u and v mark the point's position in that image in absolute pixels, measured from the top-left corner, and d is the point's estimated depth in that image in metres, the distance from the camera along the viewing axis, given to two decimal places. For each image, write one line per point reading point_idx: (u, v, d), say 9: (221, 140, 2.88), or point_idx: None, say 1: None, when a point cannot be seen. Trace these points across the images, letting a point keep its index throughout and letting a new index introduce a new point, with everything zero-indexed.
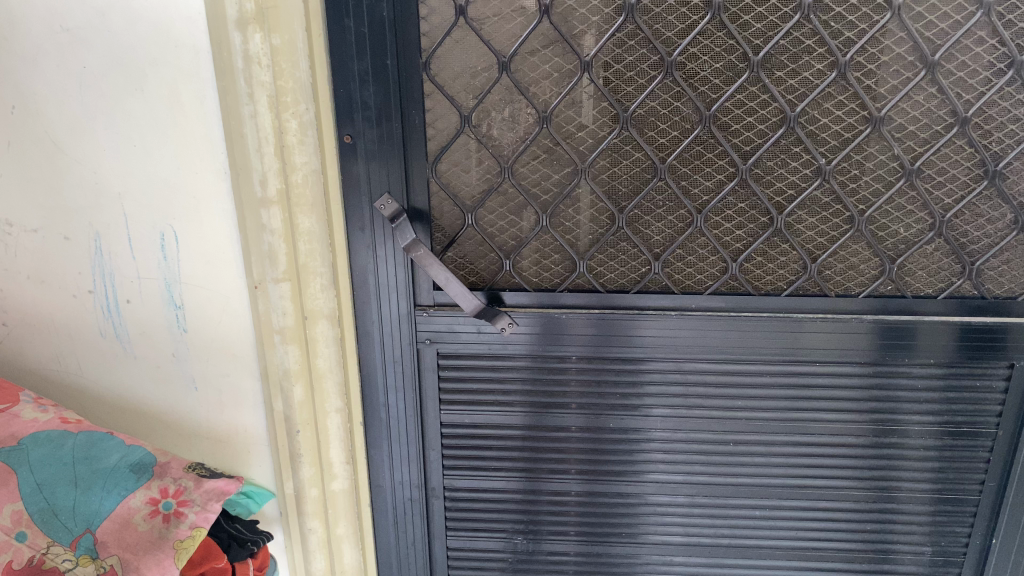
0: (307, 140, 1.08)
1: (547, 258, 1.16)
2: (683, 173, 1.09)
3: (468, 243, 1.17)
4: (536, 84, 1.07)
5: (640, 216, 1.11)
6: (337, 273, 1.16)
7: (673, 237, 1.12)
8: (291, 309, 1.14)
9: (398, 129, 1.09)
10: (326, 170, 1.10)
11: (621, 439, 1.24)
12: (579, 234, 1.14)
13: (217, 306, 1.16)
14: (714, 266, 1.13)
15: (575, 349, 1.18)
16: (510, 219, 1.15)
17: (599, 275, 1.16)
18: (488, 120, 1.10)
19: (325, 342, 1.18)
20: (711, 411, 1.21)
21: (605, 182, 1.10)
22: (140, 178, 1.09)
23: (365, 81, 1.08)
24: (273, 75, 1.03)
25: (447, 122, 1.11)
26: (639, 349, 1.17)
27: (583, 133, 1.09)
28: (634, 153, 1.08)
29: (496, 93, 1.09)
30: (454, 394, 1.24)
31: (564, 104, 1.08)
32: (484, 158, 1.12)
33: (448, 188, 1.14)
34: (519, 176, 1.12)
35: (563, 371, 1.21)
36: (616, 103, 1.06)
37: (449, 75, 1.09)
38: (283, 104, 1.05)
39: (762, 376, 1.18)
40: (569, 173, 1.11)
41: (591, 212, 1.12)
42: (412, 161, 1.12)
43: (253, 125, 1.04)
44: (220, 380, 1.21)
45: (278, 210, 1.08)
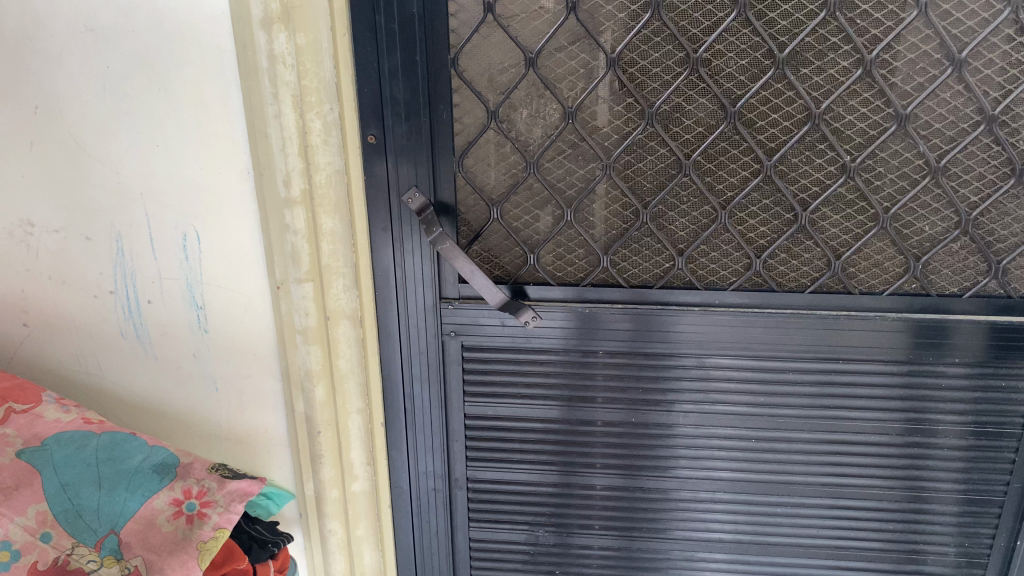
0: (332, 140, 1.07)
1: (571, 254, 1.16)
2: (708, 169, 1.08)
3: (492, 237, 1.17)
4: (562, 81, 1.07)
5: (664, 212, 1.11)
6: (360, 272, 1.16)
7: (697, 234, 1.12)
8: (313, 310, 1.14)
9: (424, 127, 1.09)
10: (349, 170, 1.10)
11: (646, 434, 1.24)
12: (603, 231, 1.13)
13: (238, 306, 1.16)
14: (739, 262, 1.13)
15: (600, 344, 1.18)
16: (533, 214, 1.14)
17: (622, 271, 1.15)
18: (513, 116, 1.10)
19: (347, 342, 1.18)
20: (736, 407, 1.20)
21: (630, 178, 1.10)
22: (163, 178, 1.10)
23: (393, 77, 1.07)
24: (298, 75, 1.03)
25: (474, 118, 1.10)
26: (664, 344, 1.17)
27: (608, 129, 1.08)
28: (659, 150, 1.08)
29: (522, 90, 1.08)
30: (478, 388, 1.24)
31: (590, 100, 1.07)
32: (509, 154, 1.12)
33: (473, 183, 1.14)
34: (544, 171, 1.12)
35: (587, 366, 1.20)
36: (640, 99, 1.06)
37: (475, 72, 1.08)
38: (308, 104, 1.05)
39: (787, 372, 1.17)
40: (593, 169, 1.11)
41: (615, 208, 1.12)
42: (437, 159, 1.12)
43: (276, 125, 1.04)
44: (241, 381, 1.22)
45: (301, 211, 1.09)
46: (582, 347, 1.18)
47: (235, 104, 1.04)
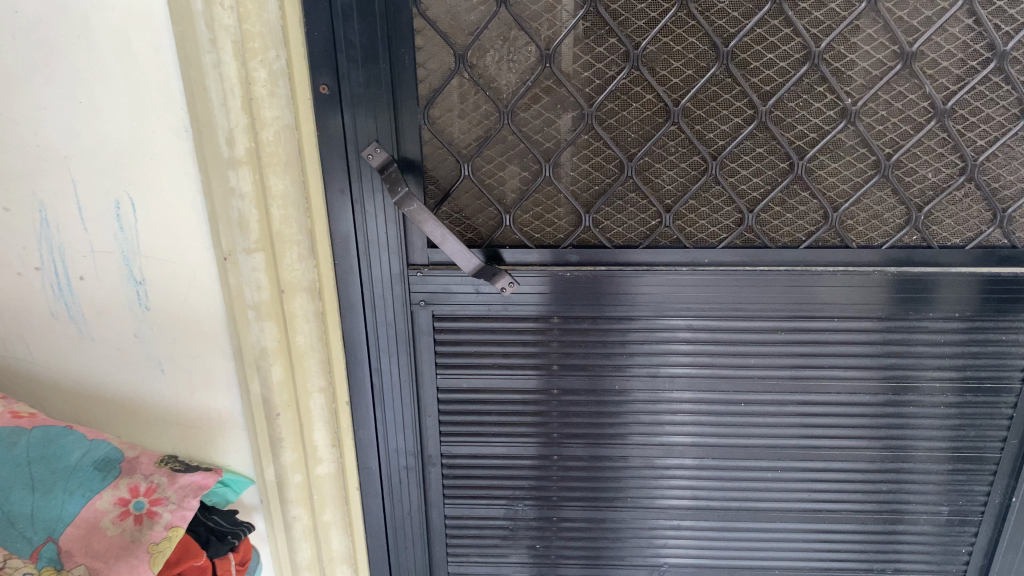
0: (279, 92, 0.96)
1: (549, 213, 1.06)
2: (698, 116, 0.99)
3: (463, 196, 1.06)
4: (538, 20, 0.96)
5: (650, 164, 1.02)
6: (316, 240, 1.05)
7: (686, 187, 1.03)
8: (265, 283, 1.04)
9: (382, 74, 0.98)
10: (300, 125, 0.99)
11: (629, 402, 1.16)
12: (585, 186, 1.04)
13: (182, 279, 1.07)
14: (730, 218, 1.04)
15: (582, 309, 1.09)
16: (507, 170, 1.04)
17: (605, 230, 1.06)
18: (484, 59, 0.99)
19: (305, 318, 1.08)
20: (724, 371, 1.13)
21: (613, 127, 1.00)
22: (91, 141, 0.98)
23: (348, 18, 0.95)
24: (239, 18, 0.91)
25: (441, 63, 0.99)
26: (649, 307, 1.08)
27: (587, 74, 0.98)
28: (643, 96, 0.98)
29: (494, 29, 0.97)
30: (451, 359, 1.14)
31: (568, 42, 0.97)
32: (481, 103, 1.01)
33: (441, 136, 1.02)
34: (519, 122, 1.01)
35: (568, 332, 1.12)
36: (625, 39, 0.95)
37: (438, 9, 0.97)
38: (250, 51, 0.93)
39: (778, 333, 1.10)
40: (573, 120, 1.01)
41: (597, 161, 1.02)
42: (399, 111, 1.01)
43: (216, 77, 0.93)
44: (189, 362, 1.13)
45: (248, 172, 0.98)
46: (563, 314, 1.10)
47: (169, 54, 0.93)
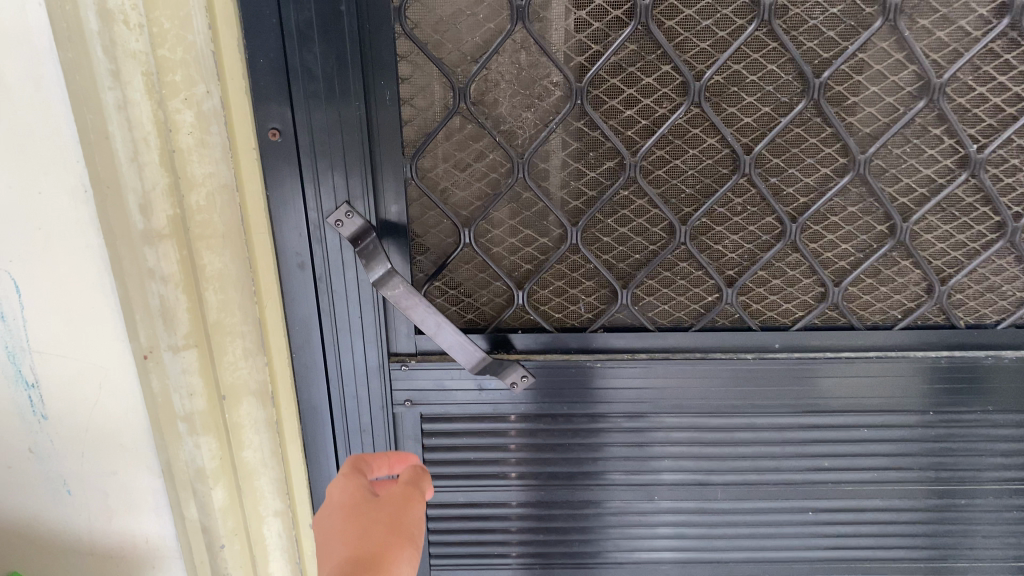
0: (212, 140, 0.70)
1: (573, 289, 0.81)
2: (774, 166, 0.75)
3: (462, 268, 0.81)
4: (566, 42, 0.70)
5: (710, 226, 0.78)
6: (266, 331, 0.80)
7: (754, 255, 0.79)
8: (200, 386, 0.78)
9: (354, 113, 0.72)
10: (242, 184, 0.73)
11: (667, 514, 0.92)
12: (622, 255, 0.79)
13: (89, 383, 0.81)
14: (808, 293, 0.81)
15: (615, 407, 0.85)
16: (519, 235, 0.79)
17: (647, 309, 0.82)
18: (492, 93, 0.73)
19: (254, 428, 0.83)
20: (789, 475, 0.89)
21: (662, 181, 0.76)
22: None
23: (307, 39, 0.70)
24: (152, 42, 0.65)
25: (432, 99, 0.74)
26: (702, 404, 0.85)
27: (630, 113, 0.73)
28: (704, 140, 0.74)
29: (507, 54, 0.72)
30: (445, 469, 0.89)
31: (606, 71, 0.71)
32: (486, 150, 0.76)
33: (434, 192, 0.77)
34: (538, 175, 0.76)
35: (596, 435, 0.87)
36: (683, 66, 0.71)
37: (429, 25, 0.71)
38: (170, 86, 0.67)
39: (862, 434, 0.87)
40: (610, 171, 0.75)
41: (639, 224, 0.78)
42: (377, 161, 0.75)
43: (123, 120, 0.67)
44: (103, 481, 0.86)
45: (172, 247, 0.72)
46: (590, 413, 0.85)
47: (56, 90, 0.67)
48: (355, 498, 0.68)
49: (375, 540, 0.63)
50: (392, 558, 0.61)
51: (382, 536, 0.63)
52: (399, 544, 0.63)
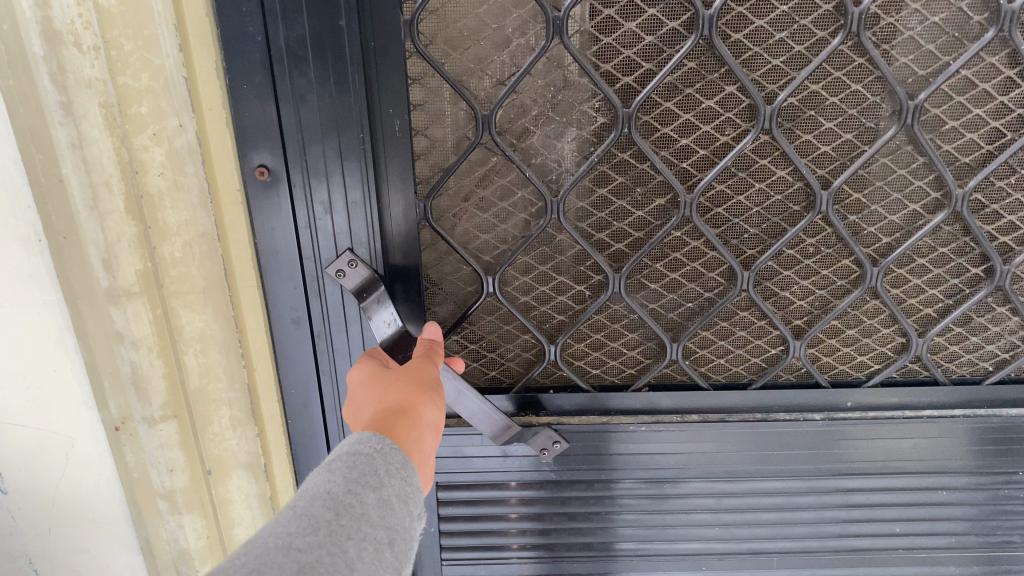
0: (187, 181, 0.59)
1: (615, 343, 0.72)
2: (855, 203, 0.64)
3: (485, 321, 0.71)
4: (611, 60, 0.59)
5: (776, 270, 0.68)
6: (257, 396, 0.70)
7: (826, 303, 0.69)
8: (181, 461, 0.68)
9: (359, 146, 0.61)
10: (225, 231, 0.62)
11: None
12: (674, 303, 0.70)
13: (51, 454, 0.70)
14: (887, 344, 0.72)
15: (659, 471, 0.75)
16: (553, 283, 0.69)
17: (700, 363, 0.74)
18: (523, 120, 0.62)
19: (244, 502, 0.73)
20: (856, 541, 0.79)
21: (721, 220, 0.65)
22: None
23: (300, 61, 0.57)
24: (110, 67, 0.54)
25: (449, 130, 0.62)
26: (759, 467, 0.75)
27: (687, 142, 0.62)
28: (773, 172, 0.63)
29: (540, 73, 0.60)
30: (464, 539, 0.78)
31: (660, 93, 0.60)
32: (514, 184, 0.64)
33: (452, 236, 0.66)
34: (571, 214, 0.65)
35: (638, 502, 0.76)
36: (751, 87, 0.59)
37: (446, 43, 0.59)
38: (133, 120, 0.56)
39: (941, 492, 0.77)
40: (659, 209, 0.65)
41: (692, 268, 0.68)
42: (386, 200, 0.64)
43: (78, 162, 0.56)
44: (73, 559, 0.76)
45: (144, 307, 0.61)
46: (631, 480, 0.75)
47: None
48: (375, 372, 0.57)
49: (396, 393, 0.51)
50: (416, 406, 0.49)
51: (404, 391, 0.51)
52: (422, 393, 0.51)
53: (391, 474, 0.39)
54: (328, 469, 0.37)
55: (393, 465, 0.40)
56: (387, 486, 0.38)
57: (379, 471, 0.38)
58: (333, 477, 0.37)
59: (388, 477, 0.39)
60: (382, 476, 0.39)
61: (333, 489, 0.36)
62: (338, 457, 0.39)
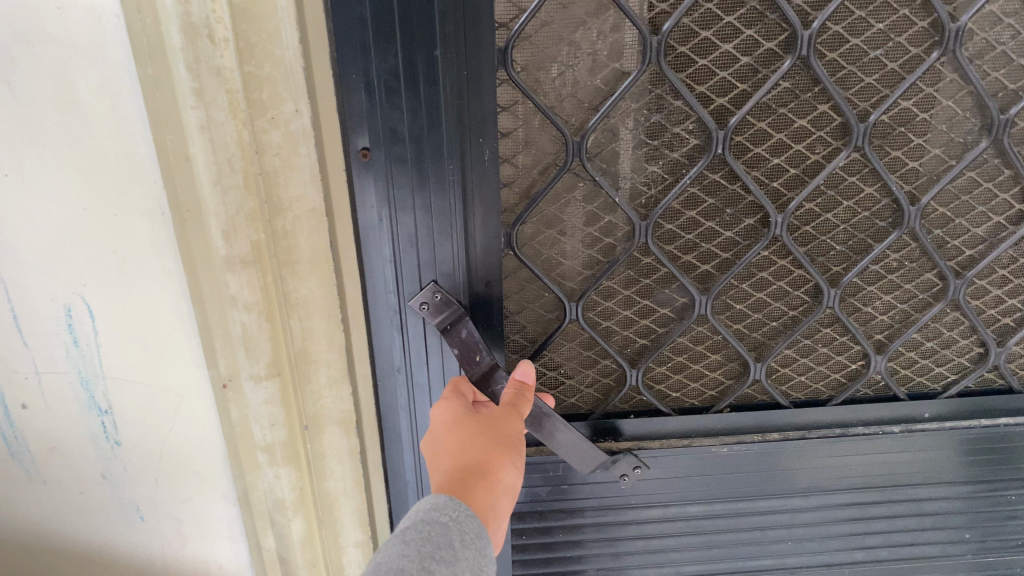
0: (301, 161, 0.66)
1: (696, 364, 0.91)
2: (939, 218, 0.81)
3: (564, 346, 0.88)
4: (706, 81, 0.72)
5: (861, 287, 0.86)
6: (352, 357, 0.77)
7: (907, 317, 0.88)
8: (281, 417, 0.74)
9: (452, 168, 0.69)
10: (332, 209, 0.69)
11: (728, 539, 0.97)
12: (766, 313, 0.87)
13: (163, 410, 0.77)
14: (966, 354, 0.92)
15: (760, 478, 0.95)
16: (637, 307, 0.85)
17: (784, 381, 0.94)
18: (611, 142, 0.76)
19: (338, 457, 0.80)
20: (917, 541, 1.00)
21: (809, 237, 0.82)
22: (21, 228, 0.68)
23: (392, 92, 0.65)
24: (239, 57, 0.60)
25: (541, 149, 0.75)
26: (843, 472, 0.95)
27: (778, 160, 0.77)
28: (861, 189, 0.79)
29: (634, 96, 0.73)
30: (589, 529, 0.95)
31: (754, 114, 0.74)
32: (605, 209, 0.79)
33: (540, 265, 0.81)
34: (657, 234, 0.80)
35: (737, 504, 0.96)
36: (844, 103, 0.74)
37: (537, 69, 0.71)
38: (258, 106, 0.62)
39: (931, 464, 0.95)
40: (749, 230, 0.80)
41: (780, 287, 0.85)
42: (470, 225, 0.74)
43: (204, 143, 0.62)
44: (178, 508, 0.84)
45: (254, 276, 0.67)
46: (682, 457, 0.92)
47: (132, 107, 0.64)
48: (459, 412, 0.69)
49: (479, 448, 0.63)
50: (495, 464, 0.61)
51: (486, 445, 0.63)
52: (502, 451, 0.63)
53: (463, 548, 0.49)
54: (403, 543, 0.47)
55: (465, 537, 0.50)
56: (460, 560, 0.47)
57: (452, 547, 0.48)
58: (406, 552, 0.45)
59: (459, 553, 0.48)
60: (456, 550, 0.48)
61: (406, 564, 0.45)
62: (413, 530, 0.48)
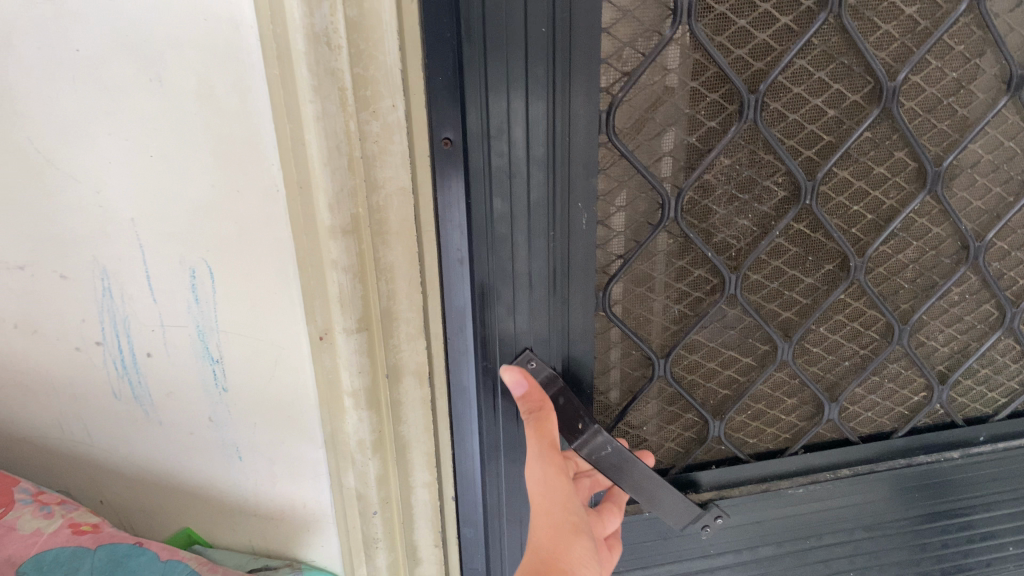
0: (394, 148, 0.79)
1: (773, 411, 1.14)
2: (998, 251, 1.06)
3: (648, 407, 1.09)
4: (798, 134, 0.91)
5: (926, 319, 1.09)
6: (428, 316, 0.90)
7: (965, 343, 1.14)
8: (365, 366, 0.87)
9: (543, 199, 0.86)
10: (418, 186, 0.83)
11: (789, 521, 1.21)
12: (845, 349, 1.09)
13: (267, 359, 0.91)
14: (1014, 378, 1.21)
15: (821, 502, 1.20)
16: (725, 357, 1.06)
17: (851, 419, 1.18)
18: (700, 198, 0.93)
19: (412, 404, 0.94)
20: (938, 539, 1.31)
21: (881, 275, 1.03)
22: (158, 200, 0.83)
23: (495, 139, 0.82)
24: (350, 60, 0.74)
25: (627, 196, 0.91)
26: (895, 489, 1.22)
27: (858, 208, 0.97)
28: (929, 227, 1.01)
29: (728, 153, 0.90)
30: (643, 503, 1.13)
31: (840, 166, 0.94)
32: (695, 258, 0.97)
33: (628, 329, 1.00)
34: (746, 285, 1.00)
35: (795, 520, 1.21)
36: (925, 156, 0.94)
37: (633, 132, 0.87)
38: (363, 101, 0.76)
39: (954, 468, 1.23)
40: (828, 275, 1.01)
41: (852, 327, 1.07)
42: (561, 261, 0.91)
43: (319, 133, 0.75)
44: (273, 451, 0.97)
45: (351, 242, 0.81)
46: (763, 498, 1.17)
47: (259, 99, 0.77)
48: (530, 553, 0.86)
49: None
50: None
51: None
52: None
53: None
54: None
55: None
56: None
57: None
58: None
59: None
60: None
61: None
62: None
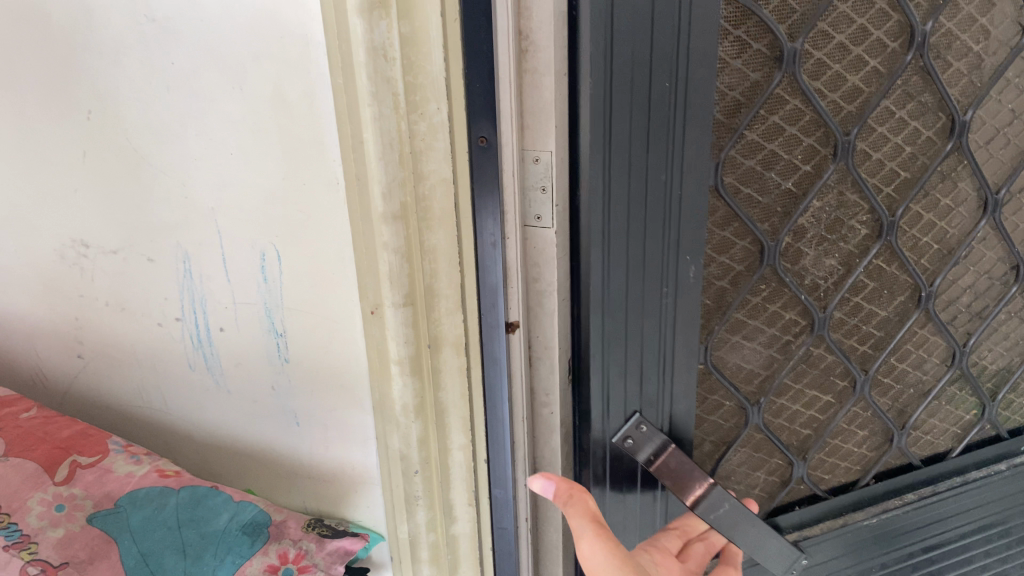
0: (437, 145, 0.89)
1: (847, 443, 1.27)
2: None
3: (739, 450, 1.21)
4: (881, 174, 1.03)
5: (981, 339, 1.24)
6: (465, 294, 0.99)
7: (1008, 358, 1.29)
8: (410, 339, 0.99)
9: (660, 246, 0.96)
10: (457, 176, 0.91)
11: (864, 552, 1.31)
12: (911, 374, 1.22)
13: (325, 331, 1.04)
14: None
15: (893, 528, 1.31)
16: (812, 391, 1.19)
17: (914, 442, 1.31)
18: (795, 240, 1.04)
19: (450, 375, 1.03)
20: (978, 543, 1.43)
21: (942, 300, 1.16)
22: (233, 191, 0.98)
23: (615, 200, 0.91)
24: (402, 69, 0.84)
25: (728, 242, 1.02)
26: (950, 503, 1.36)
27: (926, 239, 1.10)
28: (982, 252, 1.15)
29: (820, 197, 1.01)
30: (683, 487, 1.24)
31: (915, 202, 1.06)
32: (783, 294, 1.08)
33: (721, 369, 1.11)
34: (829, 322, 1.12)
35: (867, 546, 1.31)
36: (985, 190, 1.09)
37: (737, 178, 0.97)
38: (414, 104, 0.86)
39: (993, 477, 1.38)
40: (898, 307, 1.14)
41: (918, 353, 1.20)
42: (668, 308, 1.01)
43: (375, 132, 0.86)
44: (329, 417, 1.11)
45: (397, 228, 0.92)
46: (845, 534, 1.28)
47: (324, 102, 0.89)
48: None
49: None
50: None
51: None
52: None
53: None
54: None
55: None
56: None
57: None
58: None
59: None
60: None
61: None
62: None
